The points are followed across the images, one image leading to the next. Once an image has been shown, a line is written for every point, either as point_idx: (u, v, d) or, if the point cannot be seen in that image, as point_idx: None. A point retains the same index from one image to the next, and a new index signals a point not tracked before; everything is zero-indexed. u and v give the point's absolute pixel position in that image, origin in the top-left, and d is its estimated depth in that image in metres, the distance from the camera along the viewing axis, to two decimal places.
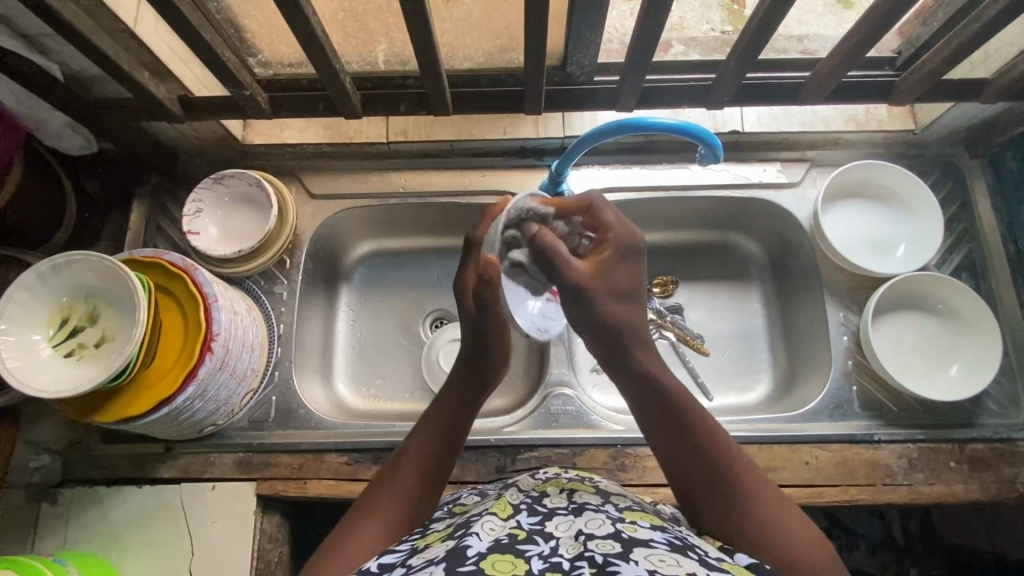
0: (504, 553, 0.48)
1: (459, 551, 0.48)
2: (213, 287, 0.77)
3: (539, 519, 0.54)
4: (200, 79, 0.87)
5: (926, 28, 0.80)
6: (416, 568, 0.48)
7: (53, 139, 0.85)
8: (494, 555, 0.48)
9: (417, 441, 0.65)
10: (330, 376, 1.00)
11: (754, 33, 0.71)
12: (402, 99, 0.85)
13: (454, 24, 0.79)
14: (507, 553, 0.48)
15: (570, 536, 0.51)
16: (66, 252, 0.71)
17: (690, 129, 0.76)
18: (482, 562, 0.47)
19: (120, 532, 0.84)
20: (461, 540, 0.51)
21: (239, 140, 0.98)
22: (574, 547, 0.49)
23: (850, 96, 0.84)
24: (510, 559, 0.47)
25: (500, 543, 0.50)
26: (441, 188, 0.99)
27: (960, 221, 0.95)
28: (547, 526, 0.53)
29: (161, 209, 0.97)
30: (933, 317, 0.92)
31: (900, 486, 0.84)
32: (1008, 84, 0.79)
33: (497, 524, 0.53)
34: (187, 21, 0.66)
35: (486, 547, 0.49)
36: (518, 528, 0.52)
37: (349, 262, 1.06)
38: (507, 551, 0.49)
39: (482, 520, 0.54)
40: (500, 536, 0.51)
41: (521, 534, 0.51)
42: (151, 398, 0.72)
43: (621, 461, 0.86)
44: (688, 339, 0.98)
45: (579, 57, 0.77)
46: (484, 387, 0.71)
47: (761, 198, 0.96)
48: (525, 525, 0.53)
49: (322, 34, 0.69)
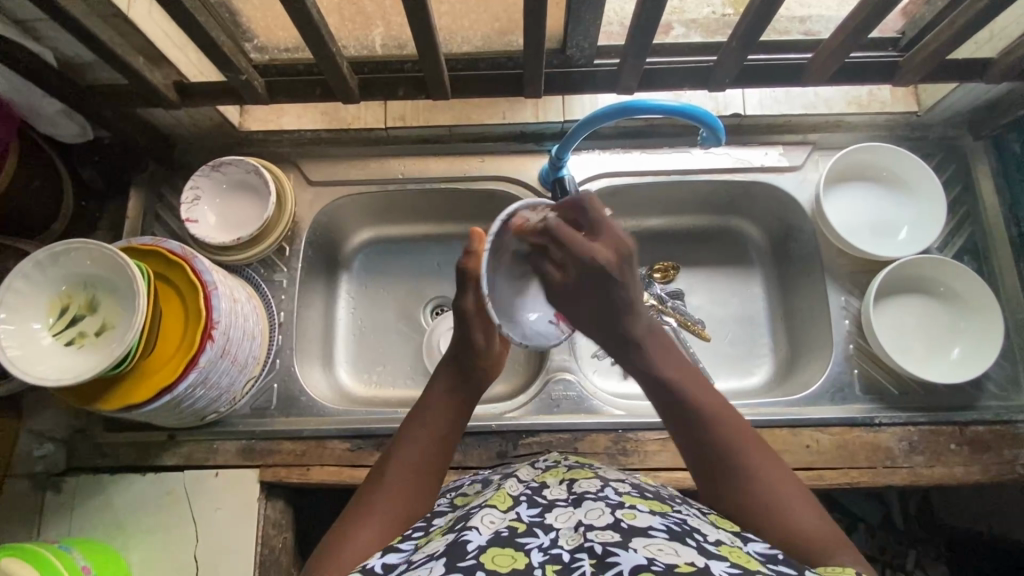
0: (504, 546, 0.49)
1: (459, 545, 0.49)
2: (211, 274, 0.77)
3: (539, 511, 0.54)
4: (196, 64, 0.85)
5: (930, 7, 0.79)
6: (417, 563, 0.49)
7: (48, 127, 0.84)
8: (493, 547, 0.49)
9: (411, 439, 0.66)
10: (332, 363, 1.00)
11: (757, 12, 0.70)
12: (400, 83, 0.84)
13: (453, 7, 0.79)
14: (507, 547, 0.49)
15: (570, 527, 0.51)
16: (64, 240, 0.71)
17: (691, 112, 0.75)
18: (482, 556, 0.48)
19: (125, 519, 0.85)
20: (460, 534, 0.51)
21: (235, 126, 0.96)
22: (574, 538, 0.49)
23: (852, 78, 0.84)
24: (510, 553, 0.48)
25: (500, 536, 0.50)
26: (441, 174, 0.98)
27: (963, 203, 0.94)
28: (546, 517, 0.53)
29: (158, 197, 0.96)
30: (935, 300, 0.92)
31: (900, 468, 0.84)
32: (1012, 63, 0.78)
33: (497, 517, 0.53)
34: (181, 5, 0.65)
35: (486, 540, 0.50)
36: (517, 520, 0.52)
37: (349, 249, 1.06)
38: (506, 545, 0.49)
39: (481, 513, 0.54)
40: (500, 529, 0.51)
41: (520, 526, 0.51)
42: (152, 385, 0.72)
43: (622, 446, 0.86)
44: (689, 324, 0.97)
45: (579, 40, 0.77)
46: (475, 390, 0.72)
47: (763, 181, 0.96)
48: (525, 517, 0.53)
49: (319, 18, 0.68)
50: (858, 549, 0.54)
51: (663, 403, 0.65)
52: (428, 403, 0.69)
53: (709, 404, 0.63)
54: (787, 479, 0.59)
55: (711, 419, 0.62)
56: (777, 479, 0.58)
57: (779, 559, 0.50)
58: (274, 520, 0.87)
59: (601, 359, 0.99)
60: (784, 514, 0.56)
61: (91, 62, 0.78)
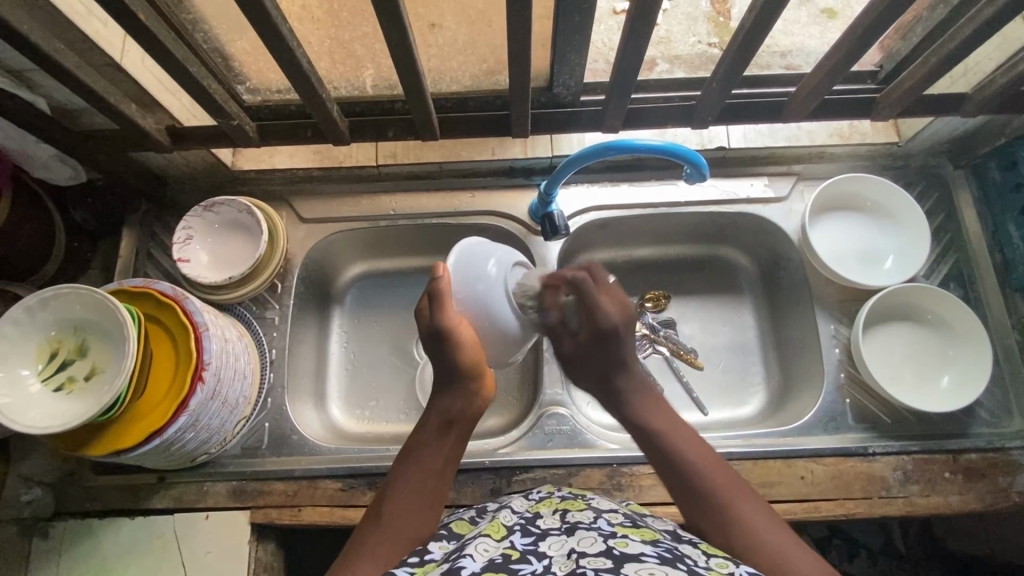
0: (497, 571, 0.49)
1: (454, 571, 0.49)
2: (203, 316, 0.77)
3: (533, 539, 0.55)
4: (189, 108, 0.87)
5: (905, 42, 0.81)
6: None
7: (41, 171, 0.85)
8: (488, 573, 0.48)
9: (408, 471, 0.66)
10: (324, 400, 1.00)
11: (737, 52, 0.72)
12: (390, 125, 0.86)
13: (441, 49, 0.79)
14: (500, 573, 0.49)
15: (563, 555, 0.51)
16: (55, 286, 0.71)
17: (677, 150, 0.77)
18: None
19: (112, 566, 0.84)
20: (455, 562, 0.51)
21: (227, 166, 0.97)
22: (567, 564, 0.49)
23: (832, 112, 0.86)
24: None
25: (494, 563, 0.50)
26: (431, 209, 0.99)
27: (946, 231, 0.96)
28: (540, 545, 0.54)
29: (151, 236, 0.96)
30: (924, 327, 0.93)
31: (896, 499, 0.84)
32: (985, 98, 0.80)
33: (491, 545, 0.54)
34: (173, 57, 0.66)
35: (481, 567, 0.50)
36: (511, 548, 0.53)
37: (341, 284, 1.06)
38: (501, 570, 0.49)
39: (476, 542, 0.55)
40: (494, 556, 0.51)
41: (514, 553, 0.52)
42: (141, 430, 0.72)
43: (617, 481, 0.86)
44: (682, 353, 0.98)
45: (565, 79, 0.78)
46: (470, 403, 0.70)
47: (749, 212, 0.97)
48: (519, 545, 0.54)
49: (308, 65, 0.69)
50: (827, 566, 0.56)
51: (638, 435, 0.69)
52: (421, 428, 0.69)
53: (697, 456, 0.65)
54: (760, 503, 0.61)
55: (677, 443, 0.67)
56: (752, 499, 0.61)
57: None
58: (265, 563, 0.86)
59: None
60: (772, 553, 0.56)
61: (84, 109, 0.79)
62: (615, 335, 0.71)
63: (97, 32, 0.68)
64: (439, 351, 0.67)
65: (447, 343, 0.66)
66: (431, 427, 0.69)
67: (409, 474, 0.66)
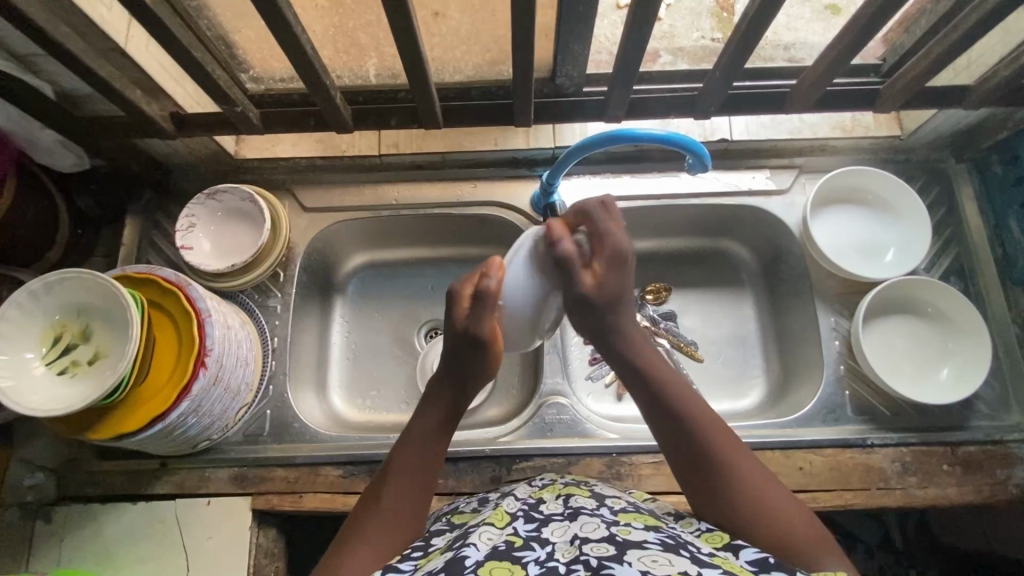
0: (501, 560, 0.49)
1: (458, 561, 0.49)
2: (206, 302, 0.78)
3: (535, 525, 0.55)
4: (192, 95, 0.87)
5: (908, 35, 0.81)
6: None
7: (46, 157, 0.85)
8: (491, 561, 0.49)
9: (403, 459, 0.65)
10: (325, 388, 1.01)
11: (740, 42, 0.72)
12: (392, 114, 0.87)
13: (445, 38, 0.79)
14: (505, 560, 0.49)
15: (565, 541, 0.52)
16: (58, 270, 0.71)
17: (677, 140, 0.77)
18: (480, 570, 0.48)
19: (114, 550, 0.84)
20: (459, 551, 0.51)
21: (230, 155, 0.98)
22: (570, 551, 0.50)
23: (836, 104, 0.86)
24: (507, 566, 0.48)
25: (498, 550, 0.51)
26: (433, 200, 1.00)
27: (948, 224, 0.96)
28: (542, 531, 0.54)
29: (154, 224, 0.97)
30: (923, 320, 0.93)
31: (894, 490, 0.84)
32: (988, 90, 0.80)
33: (495, 533, 0.54)
34: (178, 42, 0.66)
35: (485, 555, 0.50)
36: (514, 535, 0.53)
37: (343, 274, 1.06)
38: (504, 558, 0.49)
39: (479, 530, 0.55)
40: (498, 543, 0.52)
41: (517, 540, 0.52)
42: (144, 413, 0.72)
43: (615, 470, 0.86)
44: (683, 346, 0.99)
45: (568, 69, 0.78)
46: (472, 389, 0.70)
47: (750, 205, 0.97)
48: (522, 532, 0.54)
49: (312, 52, 0.70)
50: (836, 544, 0.56)
51: (648, 404, 0.66)
52: (415, 414, 0.68)
53: (694, 409, 0.64)
54: (773, 482, 0.60)
55: (686, 417, 0.63)
56: (763, 483, 0.59)
57: (770, 565, 0.50)
58: (266, 549, 0.87)
59: (595, 381, 0.99)
60: (774, 521, 0.57)
61: (89, 95, 0.79)
62: (623, 262, 0.68)
63: (102, 17, 0.68)
64: (466, 354, 0.68)
65: (481, 350, 0.67)
66: (426, 421, 0.67)
67: (405, 460, 0.65)
